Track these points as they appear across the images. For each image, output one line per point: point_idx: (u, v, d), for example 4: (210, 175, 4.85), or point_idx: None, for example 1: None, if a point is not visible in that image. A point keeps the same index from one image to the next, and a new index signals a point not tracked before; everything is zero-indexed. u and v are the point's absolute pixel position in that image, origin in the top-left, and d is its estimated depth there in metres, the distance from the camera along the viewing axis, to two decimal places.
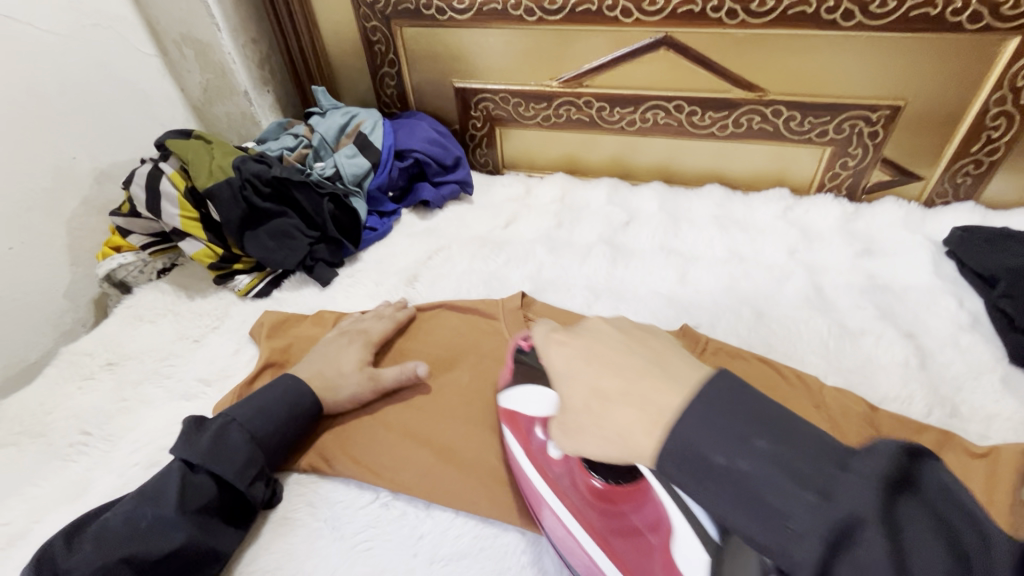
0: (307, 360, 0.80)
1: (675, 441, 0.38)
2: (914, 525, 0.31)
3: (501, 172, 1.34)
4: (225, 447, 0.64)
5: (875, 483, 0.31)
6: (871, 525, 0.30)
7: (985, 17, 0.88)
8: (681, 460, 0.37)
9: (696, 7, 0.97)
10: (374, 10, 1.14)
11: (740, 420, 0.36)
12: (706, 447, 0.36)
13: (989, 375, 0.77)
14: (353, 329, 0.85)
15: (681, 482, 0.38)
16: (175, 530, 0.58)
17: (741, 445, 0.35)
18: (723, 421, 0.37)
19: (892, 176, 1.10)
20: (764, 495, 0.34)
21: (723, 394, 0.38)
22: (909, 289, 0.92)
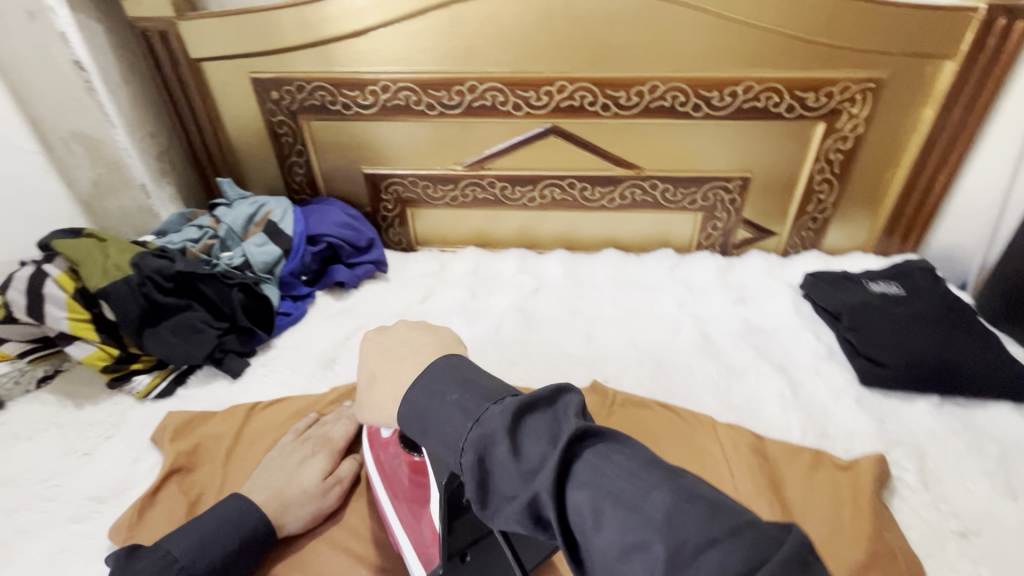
0: (261, 475, 0.74)
1: (409, 403, 0.49)
2: (530, 438, 0.41)
3: (415, 249, 1.39)
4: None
5: (507, 421, 0.41)
6: (501, 444, 0.40)
7: (798, 108, 1.11)
8: (411, 420, 0.48)
9: (575, 102, 1.13)
10: (280, 106, 1.19)
11: (449, 380, 0.48)
12: (426, 407, 0.47)
13: (846, 397, 0.90)
14: (316, 437, 0.81)
15: (417, 439, 0.49)
16: None
17: (441, 401, 0.46)
18: (448, 380, 0.48)
19: (754, 234, 1.30)
20: (447, 435, 0.44)
21: (452, 365, 0.50)
22: (778, 329, 1.07)
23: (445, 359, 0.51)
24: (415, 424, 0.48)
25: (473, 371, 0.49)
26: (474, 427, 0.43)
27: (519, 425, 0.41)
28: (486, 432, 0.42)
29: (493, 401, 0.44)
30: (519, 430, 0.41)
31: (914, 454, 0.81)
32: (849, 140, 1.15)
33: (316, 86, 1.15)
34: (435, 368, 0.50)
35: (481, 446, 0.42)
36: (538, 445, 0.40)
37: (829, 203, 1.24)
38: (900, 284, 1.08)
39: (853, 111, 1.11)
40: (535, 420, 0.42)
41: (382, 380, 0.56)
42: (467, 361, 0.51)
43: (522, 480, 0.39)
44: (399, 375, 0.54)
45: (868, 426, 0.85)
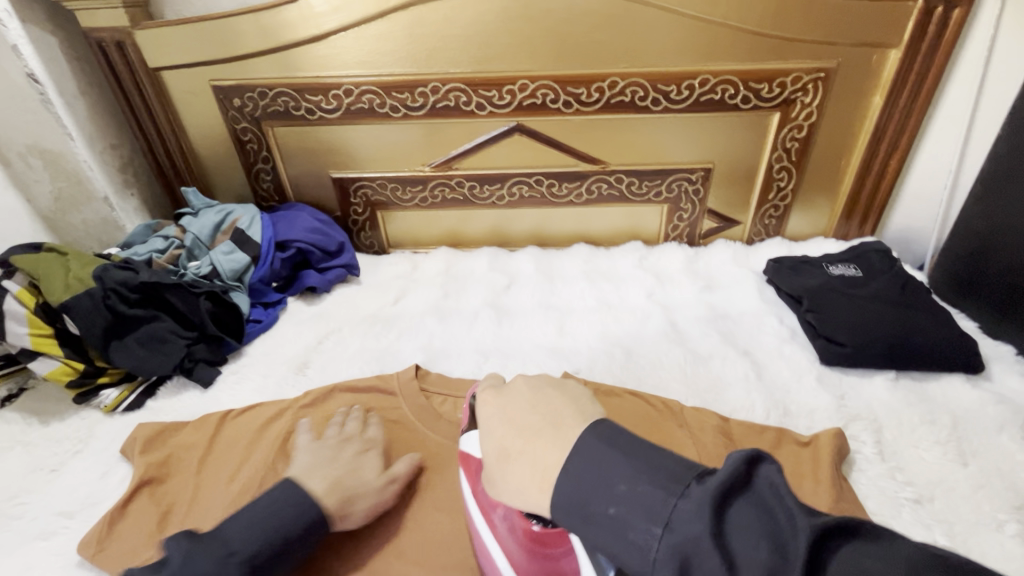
0: (314, 470, 0.72)
1: (563, 494, 0.48)
2: (738, 535, 0.39)
3: (387, 251, 1.39)
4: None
5: (705, 510, 0.40)
6: (709, 548, 0.38)
7: (753, 99, 1.14)
8: (572, 511, 0.47)
9: (538, 100, 1.14)
10: (243, 113, 1.19)
11: (612, 459, 0.47)
12: (586, 501, 0.46)
13: (807, 376, 0.94)
14: (359, 436, 0.81)
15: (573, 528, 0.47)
16: None
17: (610, 493, 0.45)
18: (608, 460, 0.47)
19: (718, 223, 1.33)
20: (634, 530, 0.43)
21: (607, 444, 0.48)
22: (743, 314, 1.10)
23: (590, 434, 0.50)
24: (577, 515, 0.47)
25: (608, 435, 0.50)
26: (669, 528, 0.41)
27: (760, 500, 0.41)
28: (668, 517, 0.42)
29: (672, 495, 0.42)
30: (752, 510, 0.40)
31: (871, 427, 0.84)
32: (804, 129, 1.18)
33: (279, 92, 1.15)
34: (582, 442, 0.49)
35: (682, 551, 0.39)
36: (739, 535, 0.39)
37: (789, 190, 1.27)
38: (857, 266, 1.12)
39: (806, 101, 1.15)
40: (737, 509, 0.40)
41: (514, 456, 0.54)
42: (612, 426, 0.51)
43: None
44: (536, 453, 0.52)
45: (828, 402, 0.88)
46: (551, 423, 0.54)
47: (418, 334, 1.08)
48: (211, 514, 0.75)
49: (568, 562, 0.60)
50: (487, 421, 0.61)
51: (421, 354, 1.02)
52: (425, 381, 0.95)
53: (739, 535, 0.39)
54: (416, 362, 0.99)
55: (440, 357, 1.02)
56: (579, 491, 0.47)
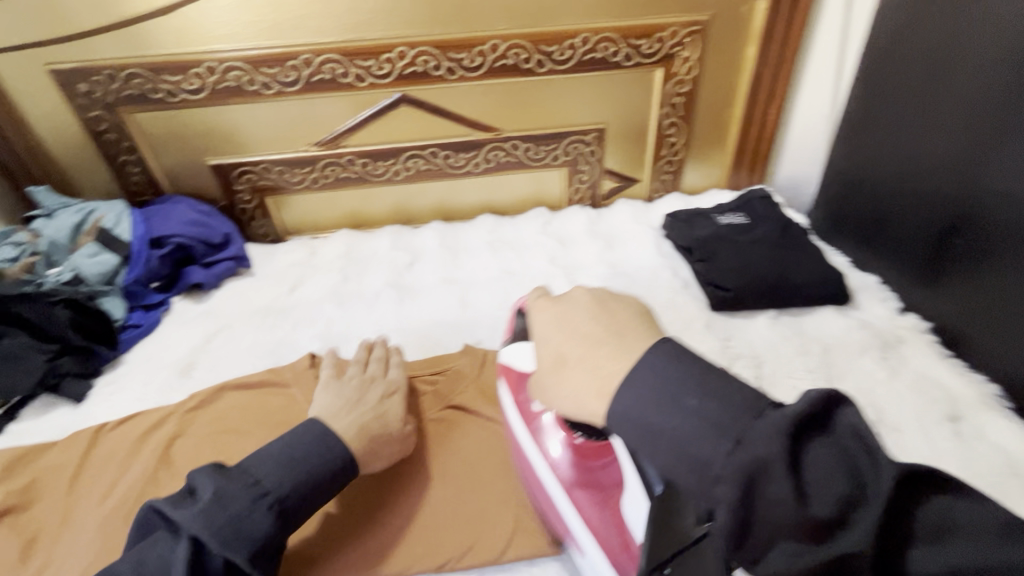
0: (336, 412, 0.73)
1: (619, 407, 0.43)
2: (817, 473, 0.35)
3: (285, 239, 1.32)
4: (239, 527, 0.54)
5: (786, 444, 0.35)
6: (779, 480, 0.34)
7: (634, 56, 1.15)
8: (632, 423, 0.42)
9: (419, 68, 1.10)
10: (93, 100, 1.07)
11: (680, 378, 0.41)
12: (650, 417, 0.41)
13: (697, 322, 0.98)
14: (383, 380, 0.83)
15: (631, 442, 0.43)
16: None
17: (676, 405, 0.40)
18: (676, 377, 0.42)
19: (618, 183, 1.35)
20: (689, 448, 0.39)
21: (669, 359, 0.43)
22: (641, 269, 1.13)
23: (664, 346, 0.44)
24: (636, 431, 0.42)
25: (667, 354, 0.43)
26: (735, 446, 0.36)
27: (822, 450, 0.36)
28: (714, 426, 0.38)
29: (751, 414, 0.37)
30: (814, 456, 0.36)
31: (753, 364, 0.89)
32: (687, 83, 1.21)
33: (131, 73, 1.05)
34: (649, 359, 0.43)
35: (748, 472, 0.35)
36: (816, 471, 0.35)
37: (680, 145, 1.31)
38: (744, 214, 1.17)
39: (685, 55, 1.17)
40: (816, 448, 0.36)
41: (572, 364, 0.48)
42: (684, 349, 0.44)
43: (815, 531, 0.34)
44: (598, 361, 0.46)
45: (714, 346, 0.93)
46: (631, 332, 0.48)
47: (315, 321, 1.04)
48: (84, 536, 0.70)
49: (606, 475, 0.61)
50: (542, 328, 0.52)
51: (318, 342, 0.99)
52: (321, 368, 0.91)
53: (818, 472, 0.35)
54: (312, 351, 0.95)
55: (338, 343, 0.99)
56: (636, 405, 0.42)
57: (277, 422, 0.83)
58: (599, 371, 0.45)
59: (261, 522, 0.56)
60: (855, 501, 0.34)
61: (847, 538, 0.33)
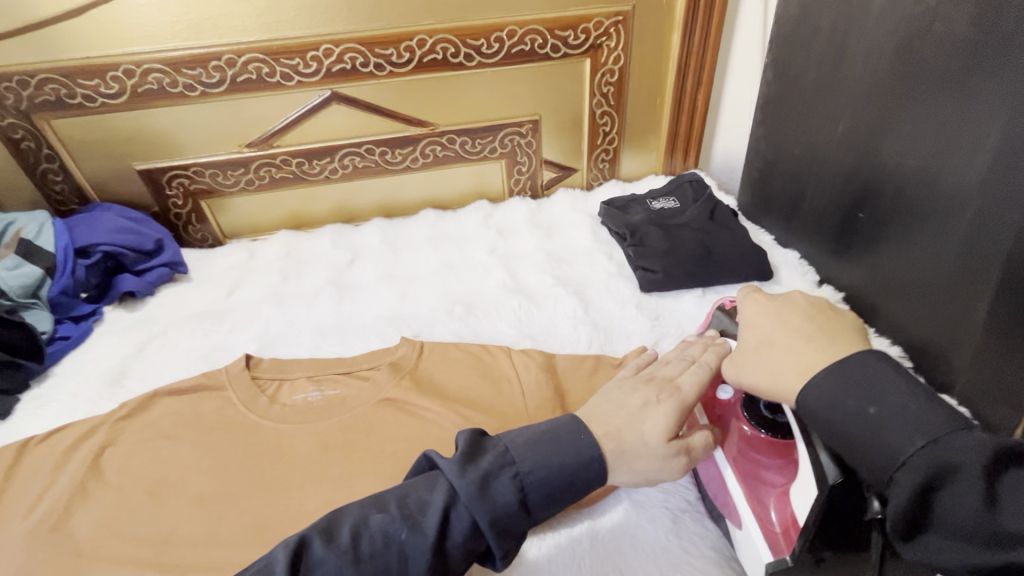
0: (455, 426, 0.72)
1: (813, 391, 0.49)
2: (1013, 492, 0.39)
3: (224, 242, 1.31)
4: (491, 495, 0.49)
5: (988, 452, 0.40)
6: (971, 480, 0.40)
7: (562, 47, 1.17)
8: (826, 403, 0.48)
9: (347, 65, 1.10)
10: (5, 107, 1.04)
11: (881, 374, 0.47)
12: (840, 399, 0.48)
13: (629, 304, 1.01)
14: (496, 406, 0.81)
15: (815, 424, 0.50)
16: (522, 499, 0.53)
17: (871, 400, 0.46)
18: (884, 379, 0.47)
19: (557, 173, 1.37)
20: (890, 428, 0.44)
21: (866, 373, 0.48)
22: (578, 256, 1.16)
23: (868, 356, 0.49)
24: (823, 415, 0.49)
25: (860, 369, 0.48)
26: (928, 445, 0.42)
27: (1009, 477, 0.40)
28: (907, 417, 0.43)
29: (953, 425, 0.42)
30: (1000, 475, 0.40)
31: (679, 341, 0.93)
32: (615, 73, 1.24)
33: (43, 79, 1.02)
34: (861, 359, 0.49)
35: (938, 461, 0.41)
36: (1014, 488, 0.39)
37: (615, 134, 1.34)
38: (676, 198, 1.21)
39: (611, 45, 1.19)
40: (1019, 475, 0.40)
41: (780, 344, 0.55)
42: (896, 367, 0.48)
43: (989, 530, 0.39)
44: (810, 346, 0.52)
45: (644, 326, 0.96)
46: (811, 336, 0.53)
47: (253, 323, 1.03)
48: (7, 550, 0.69)
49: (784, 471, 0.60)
50: (756, 313, 0.60)
51: (255, 344, 0.98)
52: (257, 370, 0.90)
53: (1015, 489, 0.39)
54: (248, 353, 0.95)
55: (276, 344, 0.98)
56: (829, 394, 0.48)
57: (211, 425, 0.83)
58: (800, 352, 0.52)
59: (506, 492, 0.50)
60: (998, 510, 0.39)
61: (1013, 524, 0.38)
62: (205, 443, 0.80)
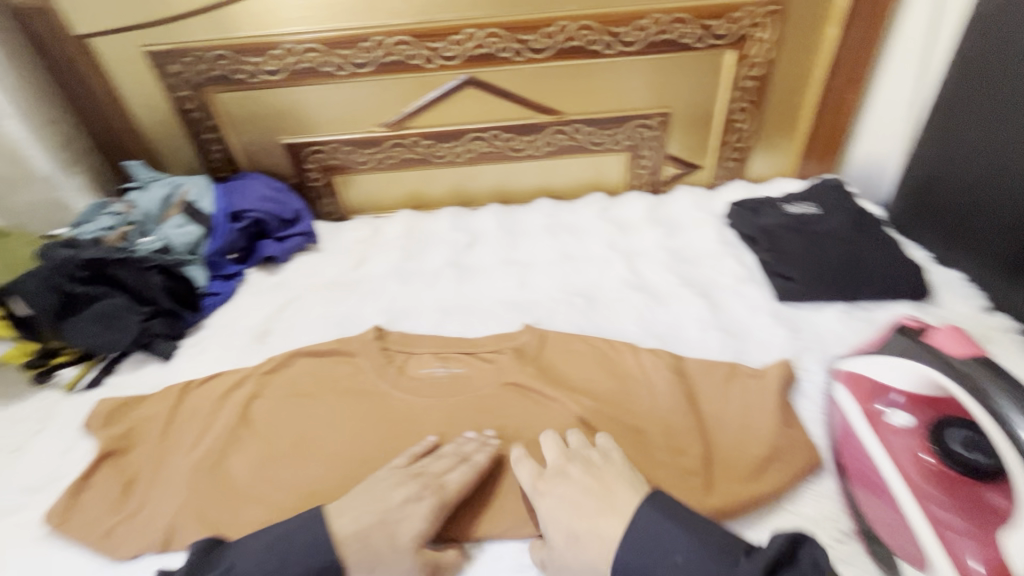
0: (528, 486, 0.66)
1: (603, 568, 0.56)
2: None
3: (349, 217, 1.37)
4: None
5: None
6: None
7: (706, 37, 1.11)
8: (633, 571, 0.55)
9: (487, 50, 1.11)
10: (182, 80, 1.14)
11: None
12: (631, 562, 0.55)
13: (763, 312, 0.95)
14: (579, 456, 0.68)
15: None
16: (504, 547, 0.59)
17: (668, 561, 0.54)
18: (664, 532, 0.55)
19: (680, 169, 1.32)
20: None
21: (660, 509, 0.57)
22: (703, 257, 1.10)
23: (646, 503, 0.58)
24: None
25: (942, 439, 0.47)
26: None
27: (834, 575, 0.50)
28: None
29: (728, 563, 0.51)
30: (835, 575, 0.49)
31: (822, 356, 0.86)
32: (759, 66, 1.16)
33: (217, 55, 1.11)
34: (644, 510, 0.57)
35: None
36: None
37: (748, 131, 1.26)
38: (818, 205, 1.12)
39: (759, 37, 1.12)
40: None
41: (586, 536, 0.59)
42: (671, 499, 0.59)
43: None
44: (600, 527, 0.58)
45: (781, 337, 0.90)
46: (607, 490, 0.62)
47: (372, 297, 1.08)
48: (173, 480, 0.76)
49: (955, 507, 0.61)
50: (546, 513, 0.63)
51: (382, 317, 1.02)
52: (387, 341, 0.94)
53: None
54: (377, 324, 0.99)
55: (402, 318, 1.02)
56: (624, 558, 0.55)
57: (346, 389, 0.87)
58: (601, 535, 0.58)
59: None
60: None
61: None
62: (339, 404, 0.84)
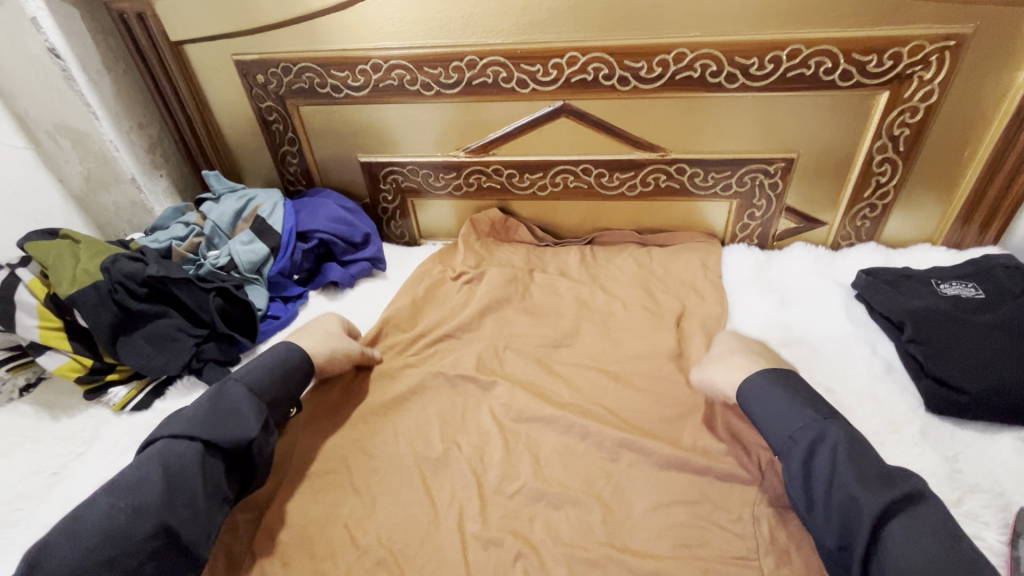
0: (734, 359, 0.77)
1: (756, 383, 0.70)
2: (896, 523, 0.54)
3: (418, 242, 1.29)
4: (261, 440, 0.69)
5: (870, 460, 0.59)
6: (865, 489, 0.56)
7: (855, 75, 0.93)
8: (760, 393, 0.69)
9: (588, 76, 0.98)
10: (267, 91, 1.10)
11: (778, 392, 0.68)
12: (778, 396, 0.67)
13: (907, 427, 0.75)
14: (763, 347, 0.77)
15: (753, 403, 0.69)
16: (234, 419, 0.66)
17: (793, 407, 0.66)
18: (777, 393, 0.68)
19: (797, 223, 1.13)
20: (839, 476, 0.58)
21: (783, 377, 0.69)
22: (826, 337, 0.91)
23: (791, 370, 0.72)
24: (763, 398, 0.69)
25: (793, 377, 0.70)
26: (877, 474, 0.58)
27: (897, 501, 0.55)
28: (851, 439, 0.61)
29: (830, 423, 0.63)
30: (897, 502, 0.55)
31: (998, 503, 0.66)
32: (919, 112, 0.95)
33: (303, 67, 1.05)
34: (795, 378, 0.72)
35: (825, 442, 0.61)
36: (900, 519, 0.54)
37: (891, 187, 1.05)
38: (978, 285, 0.90)
39: (925, 77, 0.92)
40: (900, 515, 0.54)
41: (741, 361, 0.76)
42: (789, 373, 0.70)
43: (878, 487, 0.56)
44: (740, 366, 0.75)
45: (935, 465, 0.70)
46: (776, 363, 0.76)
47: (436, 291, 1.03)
48: None
49: None
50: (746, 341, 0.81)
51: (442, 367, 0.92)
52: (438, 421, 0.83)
53: (899, 518, 0.54)
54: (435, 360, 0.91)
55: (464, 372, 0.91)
56: (760, 381, 0.70)
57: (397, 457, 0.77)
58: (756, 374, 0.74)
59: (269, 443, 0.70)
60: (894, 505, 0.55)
61: (875, 493, 0.56)
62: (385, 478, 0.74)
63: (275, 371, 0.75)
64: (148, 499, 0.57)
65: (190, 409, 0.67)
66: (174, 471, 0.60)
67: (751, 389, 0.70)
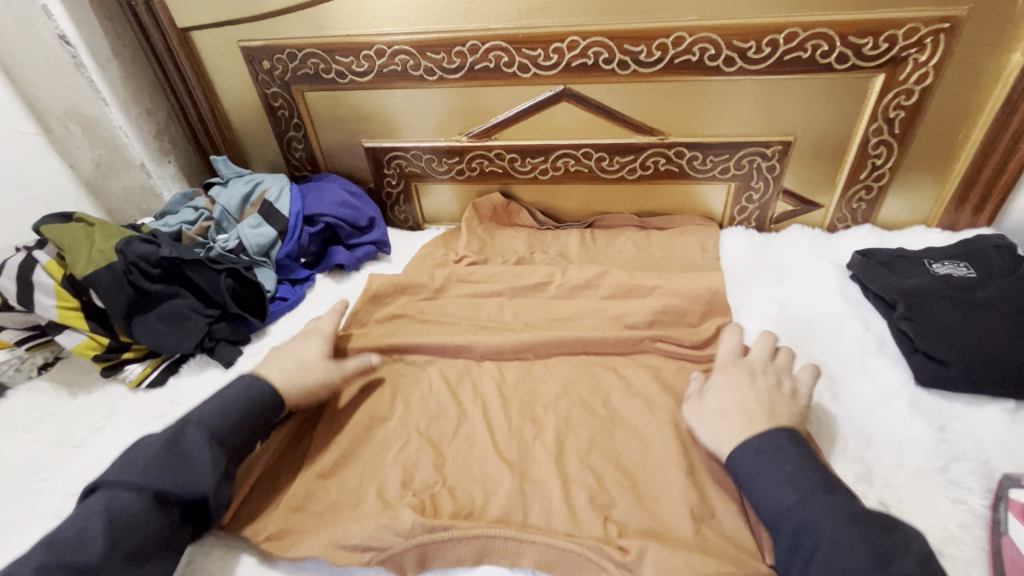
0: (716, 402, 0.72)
1: (743, 448, 0.65)
2: None
3: (422, 227, 1.32)
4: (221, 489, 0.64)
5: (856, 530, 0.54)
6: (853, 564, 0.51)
7: (851, 58, 0.94)
8: (743, 459, 0.64)
9: (589, 60, 1.00)
10: (273, 77, 1.12)
11: (776, 458, 0.62)
12: (760, 460, 0.63)
13: (898, 400, 0.78)
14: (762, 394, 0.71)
15: (740, 475, 0.64)
16: (192, 462, 0.63)
17: (779, 470, 0.61)
18: (761, 463, 0.62)
19: (795, 206, 1.15)
20: (820, 559, 0.53)
21: (793, 437, 0.64)
22: (821, 315, 0.93)
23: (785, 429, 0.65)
24: (749, 463, 0.63)
25: (779, 440, 0.64)
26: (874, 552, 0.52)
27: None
28: (839, 515, 0.55)
29: (816, 494, 0.58)
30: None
31: (982, 470, 0.68)
32: (914, 94, 0.97)
33: (308, 53, 1.07)
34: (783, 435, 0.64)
35: (808, 518, 0.56)
36: None
37: (887, 169, 1.07)
38: (970, 265, 0.92)
39: (921, 59, 0.93)
40: None
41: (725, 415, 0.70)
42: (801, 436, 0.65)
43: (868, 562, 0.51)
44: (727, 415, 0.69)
45: (924, 435, 0.73)
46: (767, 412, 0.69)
47: (441, 273, 1.06)
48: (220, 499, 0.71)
49: None
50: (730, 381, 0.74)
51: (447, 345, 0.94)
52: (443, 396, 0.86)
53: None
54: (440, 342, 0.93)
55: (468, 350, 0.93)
56: (746, 445, 0.65)
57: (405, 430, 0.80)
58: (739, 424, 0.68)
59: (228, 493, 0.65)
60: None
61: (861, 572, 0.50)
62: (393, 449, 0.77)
63: (247, 406, 0.71)
64: (89, 551, 0.54)
65: (143, 449, 0.64)
66: (118, 526, 0.57)
67: (746, 459, 0.64)
